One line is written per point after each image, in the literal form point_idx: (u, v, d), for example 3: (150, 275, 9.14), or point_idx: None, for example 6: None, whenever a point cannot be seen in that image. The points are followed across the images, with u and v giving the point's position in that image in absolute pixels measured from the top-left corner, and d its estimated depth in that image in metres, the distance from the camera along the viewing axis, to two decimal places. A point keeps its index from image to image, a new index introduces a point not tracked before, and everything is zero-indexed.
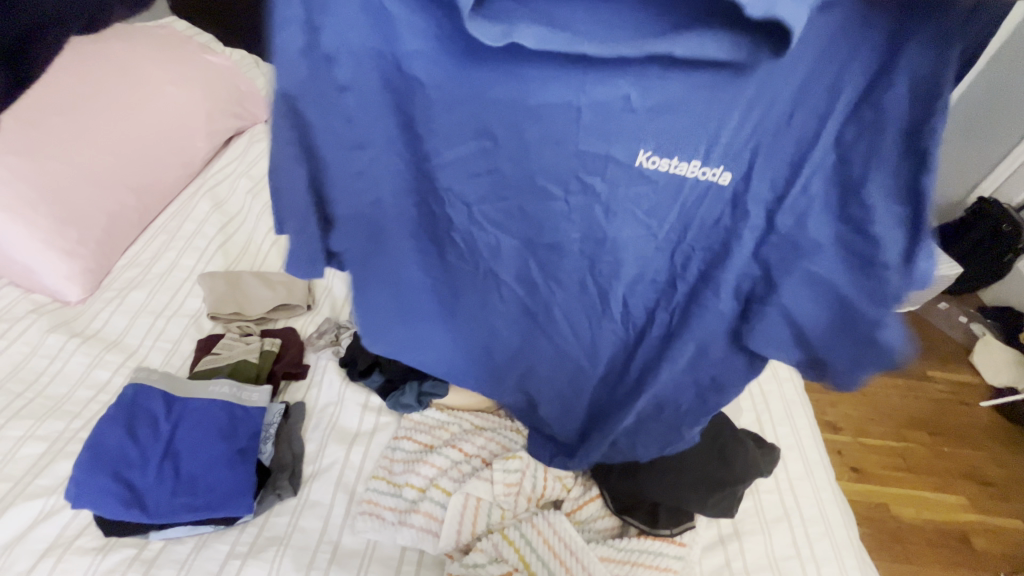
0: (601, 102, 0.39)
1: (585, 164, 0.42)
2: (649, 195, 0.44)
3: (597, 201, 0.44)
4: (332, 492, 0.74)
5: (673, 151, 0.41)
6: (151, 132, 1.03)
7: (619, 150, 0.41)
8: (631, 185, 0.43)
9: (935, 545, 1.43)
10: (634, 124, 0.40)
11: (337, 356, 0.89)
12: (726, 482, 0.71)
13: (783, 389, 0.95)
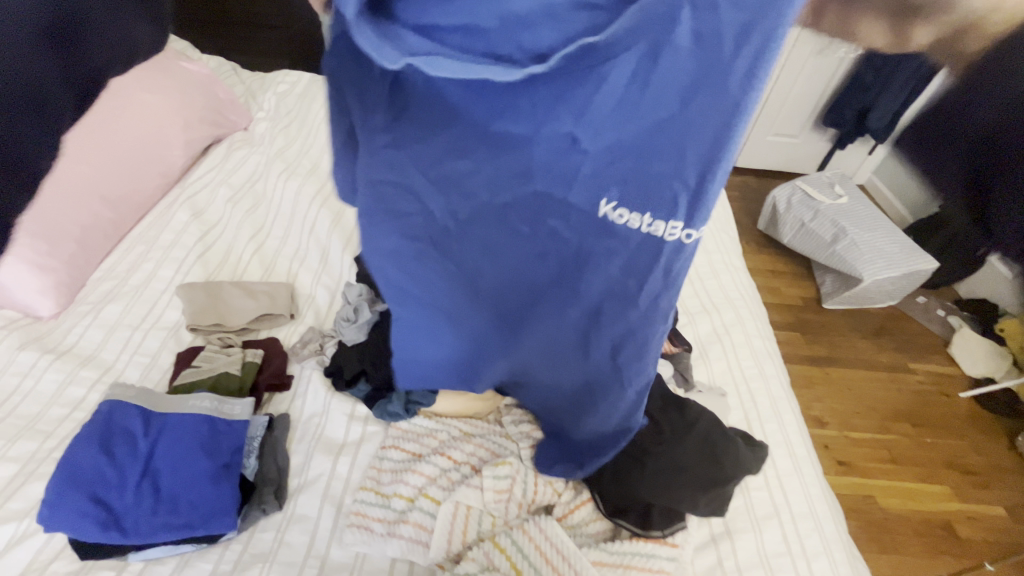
0: (552, 146, 0.43)
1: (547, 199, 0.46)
2: (612, 237, 0.47)
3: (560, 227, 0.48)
4: (319, 505, 0.72)
5: (632, 202, 0.44)
6: (129, 145, 1.01)
7: (580, 194, 0.45)
8: (594, 227, 0.47)
9: (922, 535, 1.45)
10: (590, 168, 0.43)
11: (322, 365, 0.87)
12: (715, 481, 0.71)
13: (770, 386, 0.96)
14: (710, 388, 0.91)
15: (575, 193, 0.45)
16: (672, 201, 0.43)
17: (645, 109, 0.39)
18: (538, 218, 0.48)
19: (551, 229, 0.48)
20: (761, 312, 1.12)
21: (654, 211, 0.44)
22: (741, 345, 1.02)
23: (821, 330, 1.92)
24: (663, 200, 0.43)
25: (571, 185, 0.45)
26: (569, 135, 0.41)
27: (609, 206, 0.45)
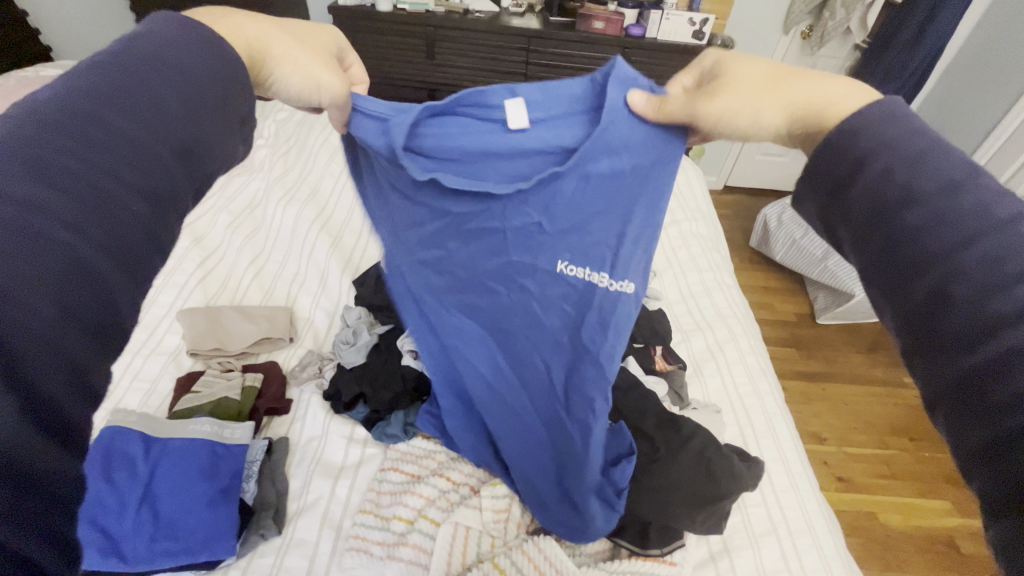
0: (518, 228, 0.54)
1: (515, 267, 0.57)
2: (564, 292, 0.56)
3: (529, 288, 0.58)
4: (318, 529, 0.72)
5: (575, 260, 0.53)
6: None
7: (542, 260, 0.55)
8: (553, 286, 0.56)
9: (926, 551, 1.44)
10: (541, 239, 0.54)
11: (321, 388, 0.88)
12: (712, 499, 0.71)
13: (764, 402, 0.97)
14: (706, 405, 0.92)
15: (537, 259, 0.55)
16: (602, 258, 0.52)
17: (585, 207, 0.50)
18: (512, 281, 0.59)
19: (522, 286, 0.58)
20: (754, 329, 1.14)
21: (591, 265, 0.53)
22: (735, 362, 1.04)
23: (816, 345, 1.94)
24: (596, 257, 0.52)
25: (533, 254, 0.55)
26: (535, 223, 0.53)
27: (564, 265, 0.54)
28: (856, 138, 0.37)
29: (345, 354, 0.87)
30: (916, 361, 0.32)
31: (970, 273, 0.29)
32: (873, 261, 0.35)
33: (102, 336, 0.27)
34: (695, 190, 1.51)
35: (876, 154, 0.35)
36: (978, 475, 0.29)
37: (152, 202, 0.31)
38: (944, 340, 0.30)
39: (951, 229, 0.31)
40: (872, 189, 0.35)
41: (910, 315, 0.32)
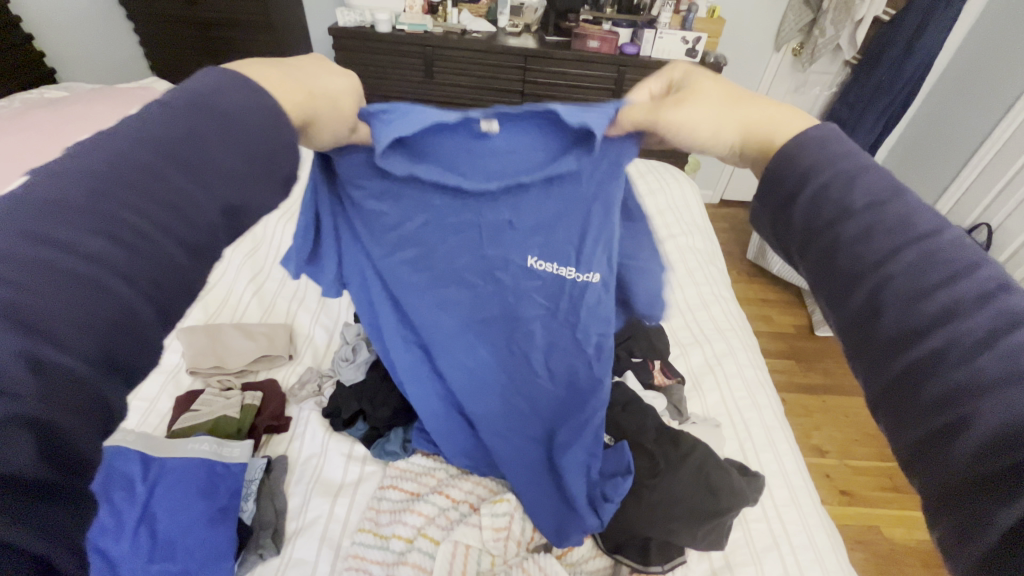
0: (491, 225, 0.57)
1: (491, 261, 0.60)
2: (542, 286, 0.60)
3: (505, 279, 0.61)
4: (317, 548, 0.72)
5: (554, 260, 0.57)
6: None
7: (517, 255, 0.59)
8: (529, 279, 0.60)
9: (932, 565, 1.42)
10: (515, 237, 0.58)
11: (321, 406, 0.88)
12: (713, 514, 0.71)
13: (763, 416, 0.97)
14: (705, 420, 0.92)
15: (510, 254, 0.59)
16: (568, 254, 0.57)
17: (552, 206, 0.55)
18: (487, 274, 0.61)
19: (497, 279, 0.62)
20: (752, 342, 1.15)
21: (558, 261, 0.58)
22: (733, 376, 1.04)
23: (816, 357, 1.95)
24: (562, 254, 0.57)
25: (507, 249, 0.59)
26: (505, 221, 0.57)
27: (533, 261, 0.59)
28: (785, 142, 0.34)
29: (344, 371, 0.87)
30: (859, 375, 0.29)
31: (900, 276, 0.26)
32: (812, 269, 0.31)
33: (115, 371, 0.23)
34: (691, 204, 1.53)
35: (803, 158, 0.32)
36: (923, 480, 0.26)
37: (189, 247, 0.25)
38: (884, 354, 0.27)
39: (880, 232, 0.28)
40: (806, 198, 0.31)
41: (850, 329, 0.29)
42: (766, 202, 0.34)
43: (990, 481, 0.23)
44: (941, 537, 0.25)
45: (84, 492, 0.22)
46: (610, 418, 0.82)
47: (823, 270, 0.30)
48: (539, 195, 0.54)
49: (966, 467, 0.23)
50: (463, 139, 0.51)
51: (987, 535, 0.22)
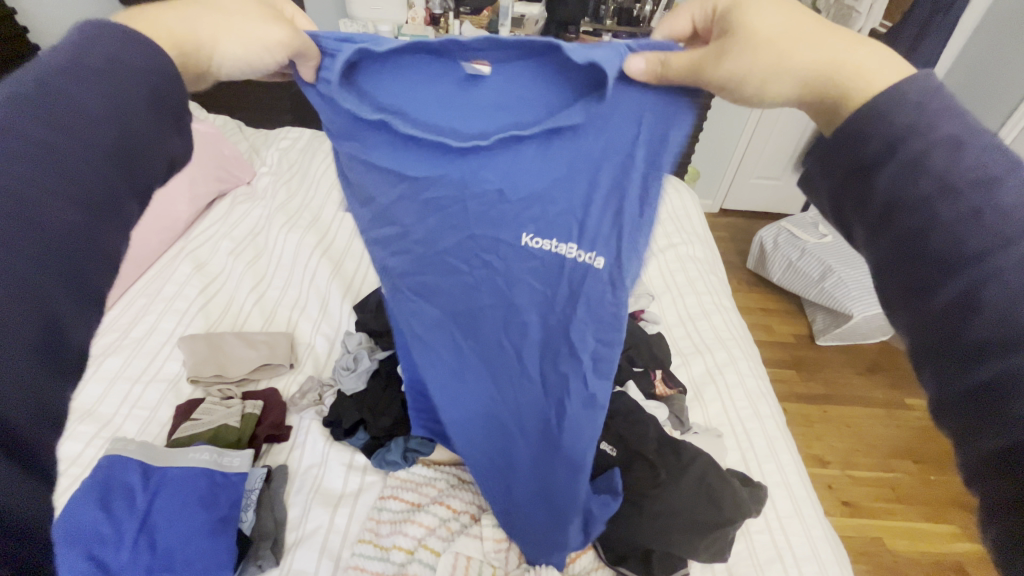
0: (480, 195, 0.51)
1: (478, 244, 0.54)
2: (538, 266, 0.53)
3: (492, 267, 0.55)
4: (316, 560, 0.71)
5: (558, 237, 0.50)
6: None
7: (507, 234, 0.52)
8: (522, 260, 0.53)
9: None
10: (509, 210, 0.51)
11: (321, 415, 0.88)
12: (714, 526, 0.70)
13: (765, 426, 0.97)
14: (707, 430, 0.91)
15: (502, 230, 0.52)
16: (569, 229, 0.50)
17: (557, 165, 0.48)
18: (473, 257, 0.55)
19: (483, 262, 0.55)
20: (753, 352, 1.14)
21: (558, 237, 0.50)
22: (735, 386, 1.04)
23: (817, 367, 1.95)
24: (563, 229, 0.50)
25: (496, 227, 0.52)
26: (496, 190, 0.50)
27: (527, 237, 0.52)
28: (904, 127, 0.32)
29: (345, 380, 0.86)
30: (941, 364, 0.30)
31: (1015, 276, 0.27)
32: (891, 253, 0.32)
33: (51, 365, 0.27)
34: (691, 214, 1.54)
35: (912, 145, 0.31)
36: (979, 482, 0.29)
37: (89, 212, 0.30)
38: (967, 352, 0.28)
39: (981, 233, 0.28)
40: (928, 184, 0.30)
41: (934, 320, 0.30)
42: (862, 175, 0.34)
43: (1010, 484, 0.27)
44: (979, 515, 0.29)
45: (40, 515, 0.25)
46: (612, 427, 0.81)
47: (915, 260, 0.31)
48: (538, 154, 0.48)
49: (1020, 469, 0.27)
50: (455, 87, 0.48)
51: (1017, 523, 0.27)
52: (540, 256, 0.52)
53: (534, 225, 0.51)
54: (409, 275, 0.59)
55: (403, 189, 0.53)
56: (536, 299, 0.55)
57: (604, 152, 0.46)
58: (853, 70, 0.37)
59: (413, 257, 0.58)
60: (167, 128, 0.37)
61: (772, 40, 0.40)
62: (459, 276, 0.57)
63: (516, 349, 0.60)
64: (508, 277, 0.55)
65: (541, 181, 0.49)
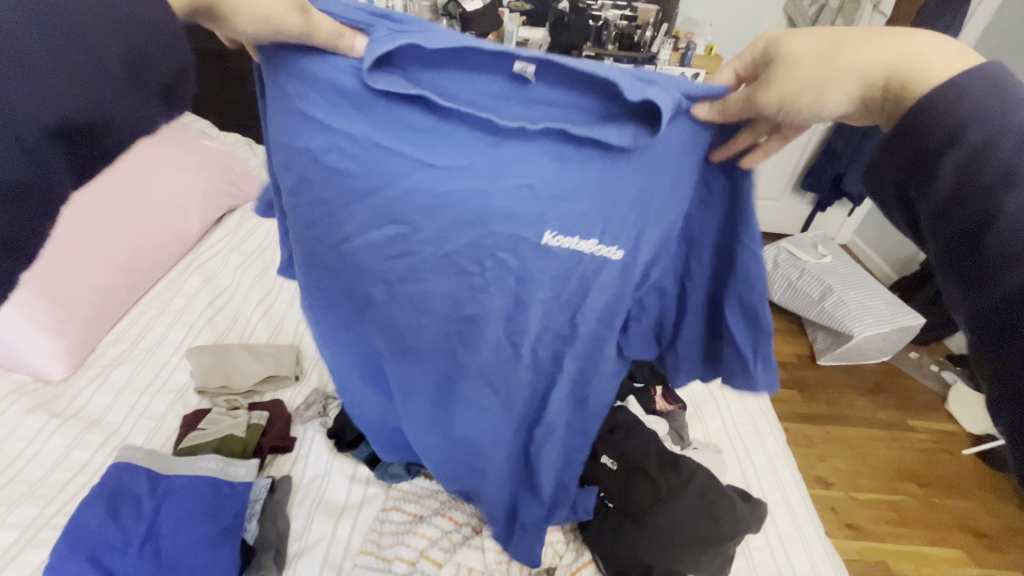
0: (506, 190, 0.48)
1: (495, 245, 0.51)
2: (557, 264, 0.52)
3: (508, 272, 0.53)
4: (318, 571, 0.72)
5: (582, 234, 0.50)
6: (148, 222, 1.15)
7: (530, 232, 0.50)
8: (541, 260, 0.51)
9: None
10: (536, 206, 0.48)
11: (325, 426, 0.89)
12: (714, 541, 0.71)
13: (765, 443, 0.98)
14: (707, 446, 0.92)
15: (524, 230, 0.50)
16: (597, 228, 0.50)
17: (595, 167, 0.47)
18: (483, 256, 0.52)
19: (497, 262, 0.52)
20: (753, 369, 1.16)
21: (580, 235, 0.50)
22: (735, 403, 1.05)
23: (818, 387, 1.96)
24: (589, 228, 0.49)
25: (519, 226, 0.49)
26: (526, 186, 0.47)
27: (551, 236, 0.50)
28: (969, 115, 0.34)
29: None
30: (1008, 343, 0.33)
31: None
32: (950, 244, 0.36)
33: None
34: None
35: (972, 135, 0.34)
36: None
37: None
38: (1021, 341, 0.32)
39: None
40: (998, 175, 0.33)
41: (990, 311, 0.34)
42: (925, 177, 0.37)
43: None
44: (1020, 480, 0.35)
45: None
46: (611, 442, 0.80)
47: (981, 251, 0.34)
48: (569, 152, 0.46)
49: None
50: (502, 83, 0.47)
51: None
52: (559, 254, 0.51)
53: (558, 223, 0.49)
54: (396, 279, 0.55)
55: (415, 178, 0.48)
56: (549, 306, 0.55)
57: (652, 148, 0.46)
58: (925, 62, 0.38)
59: (411, 258, 0.53)
60: (149, 94, 0.32)
61: (828, 56, 0.39)
62: (467, 278, 0.54)
63: (517, 356, 0.59)
64: (522, 278, 0.53)
65: (580, 180, 0.47)
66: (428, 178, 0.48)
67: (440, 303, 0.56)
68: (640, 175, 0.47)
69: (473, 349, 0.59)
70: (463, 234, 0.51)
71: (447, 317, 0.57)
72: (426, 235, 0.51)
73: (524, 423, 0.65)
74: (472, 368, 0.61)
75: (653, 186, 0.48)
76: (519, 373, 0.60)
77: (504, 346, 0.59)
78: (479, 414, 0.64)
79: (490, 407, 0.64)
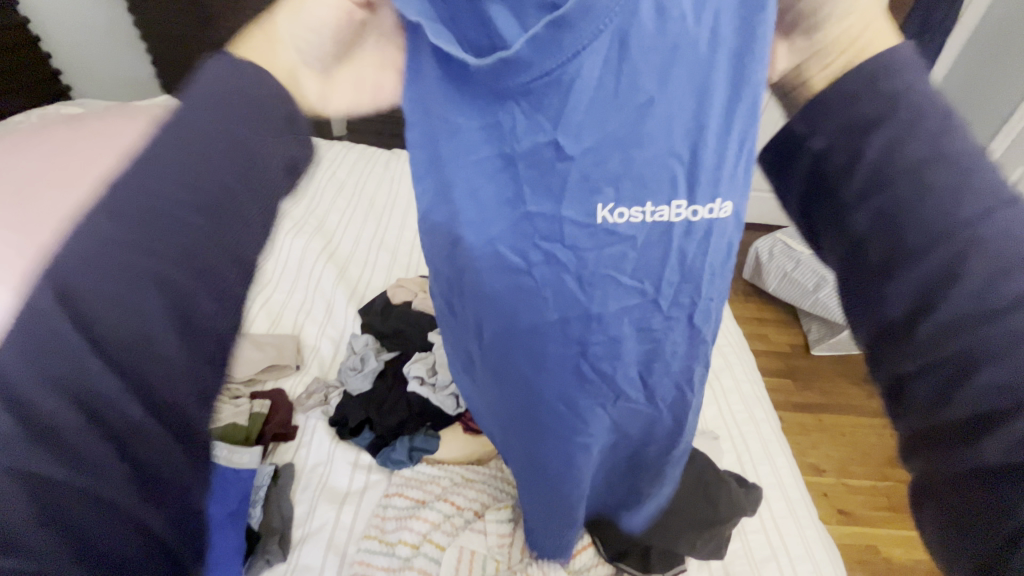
0: (531, 154, 0.34)
1: (540, 231, 0.36)
2: (626, 253, 0.38)
3: (568, 272, 0.38)
4: (322, 556, 0.73)
5: (653, 200, 0.35)
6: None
7: (576, 211, 0.35)
8: (602, 249, 0.37)
9: None
10: (574, 172, 0.34)
11: (327, 414, 0.90)
12: (711, 523, 0.73)
13: (760, 429, 0.99)
14: (703, 433, 0.93)
15: (567, 206, 0.35)
16: (671, 178, 0.35)
17: (644, 84, 0.31)
18: (534, 246, 0.37)
19: (548, 252, 0.37)
20: (749, 357, 1.18)
21: (653, 199, 0.35)
22: (731, 390, 1.06)
23: (811, 375, 1.99)
24: (663, 175, 0.34)
25: (562, 202, 0.35)
26: (550, 144, 0.33)
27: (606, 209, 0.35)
28: (889, 97, 0.30)
29: (352, 380, 0.90)
30: (882, 352, 0.31)
31: (978, 256, 0.27)
32: (855, 237, 0.31)
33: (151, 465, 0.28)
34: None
35: (901, 113, 0.30)
36: (938, 488, 0.30)
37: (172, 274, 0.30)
38: (922, 340, 0.29)
39: (978, 197, 0.28)
40: (881, 157, 0.30)
41: (891, 306, 0.30)
42: (813, 163, 0.33)
43: (979, 461, 0.27)
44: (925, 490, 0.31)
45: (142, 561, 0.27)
46: None
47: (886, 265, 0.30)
48: (604, 87, 0.32)
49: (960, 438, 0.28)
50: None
51: (978, 498, 0.27)
52: (627, 234, 0.36)
53: (614, 191, 0.35)
54: (444, 265, 0.41)
55: (449, 147, 0.35)
56: (629, 303, 0.40)
57: (722, 52, 0.32)
58: (866, 43, 0.31)
59: (458, 249, 0.39)
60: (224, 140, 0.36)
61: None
62: (518, 279, 0.38)
63: (588, 367, 0.43)
64: (584, 277, 0.38)
65: (622, 119, 0.32)
66: (455, 148, 0.35)
67: (486, 306, 0.41)
68: (724, 90, 0.33)
69: (517, 365, 0.44)
70: (514, 212, 0.36)
71: (497, 317, 0.41)
72: (471, 235, 0.37)
73: (544, 466, 0.53)
74: (517, 389, 0.46)
75: (728, 113, 0.33)
76: (586, 391, 0.44)
77: (566, 357, 0.42)
78: (555, 448, 0.49)
79: (543, 436, 0.49)
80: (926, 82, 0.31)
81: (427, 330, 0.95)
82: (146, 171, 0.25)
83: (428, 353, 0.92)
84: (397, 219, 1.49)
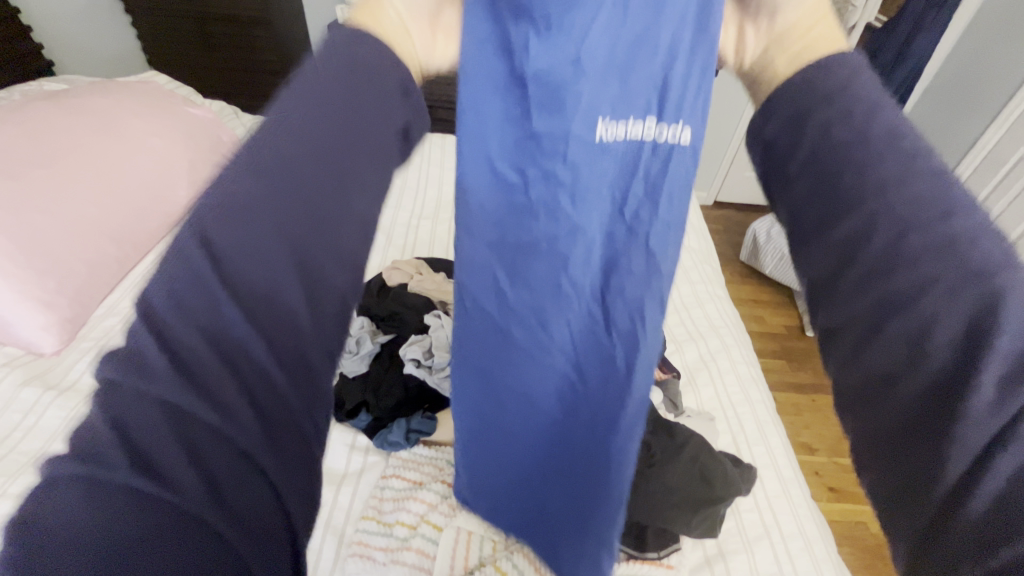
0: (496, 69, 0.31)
1: (520, 140, 0.33)
2: (601, 169, 0.34)
3: (560, 190, 0.35)
4: (321, 537, 0.73)
5: (636, 113, 0.33)
6: (137, 195, 1.14)
7: (544, 124, 0.32)
8: (591, 163, 0.34)
9: None
10: (567, 70, 0.30)
11: (323, 397, 0.89)
12: (706, 501, 0.74)
13: (755, 410, 1.00)
14: (699, 413, 0.93)
15: (541, 118, 0.32)
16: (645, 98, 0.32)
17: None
18: (519, 160, 0.34)
19: (546, 170, 0.34)
20: (744, 340, 1.19)
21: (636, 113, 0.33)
22: (727, 371, 1.07)
23: (805, 355, 2.01)
24: (637, 98, 0.32)
25: (538, 109, 0.32)
26: (533, 44, 0.30)
27: (604, 129, 0.33)
28: (821, 95, 0.29)
29: (347, 363, 0.88)
30: (822, 301, 0.28)
31: (886, 221, 0.25)
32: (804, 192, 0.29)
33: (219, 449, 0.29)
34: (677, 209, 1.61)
35: (843, 101, 0.28)
36: (864, 457, 0.26)
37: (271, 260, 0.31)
38: (858, 279, 0.25)
39: (896, 155, 0.26)
40: (816, 143, 0.28)
41: (817, 260, 0.28)
42: (760, 141, 0.32)
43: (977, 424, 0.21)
44: (867, 450, 0.26)
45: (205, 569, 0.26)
46: None
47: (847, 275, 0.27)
48: None
49: (897, 395, 0.24)
50: None
51: (943, 458, 0.22)
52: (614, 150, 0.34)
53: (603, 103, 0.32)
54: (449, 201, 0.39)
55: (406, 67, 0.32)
56: (605, 232, 0.37)
57: None
58: (810, 49, 0.31)
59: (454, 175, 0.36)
60: None
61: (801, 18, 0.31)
62: (510, 197, 0.36)
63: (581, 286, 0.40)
64: (575, 194, 0.35)
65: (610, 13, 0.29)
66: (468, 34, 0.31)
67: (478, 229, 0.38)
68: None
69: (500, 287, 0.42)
70: (504, 124, 0.33)
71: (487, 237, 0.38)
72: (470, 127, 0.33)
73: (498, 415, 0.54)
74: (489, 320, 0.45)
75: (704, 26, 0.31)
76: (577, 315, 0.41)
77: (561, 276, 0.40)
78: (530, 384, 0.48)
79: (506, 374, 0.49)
80: (867, 87, 0.29)
81: (423, 312, 0.94)
82: (272, 153, 0.26)
83: (424, 335, 0.90)
84: (392, 200, 1.47)
